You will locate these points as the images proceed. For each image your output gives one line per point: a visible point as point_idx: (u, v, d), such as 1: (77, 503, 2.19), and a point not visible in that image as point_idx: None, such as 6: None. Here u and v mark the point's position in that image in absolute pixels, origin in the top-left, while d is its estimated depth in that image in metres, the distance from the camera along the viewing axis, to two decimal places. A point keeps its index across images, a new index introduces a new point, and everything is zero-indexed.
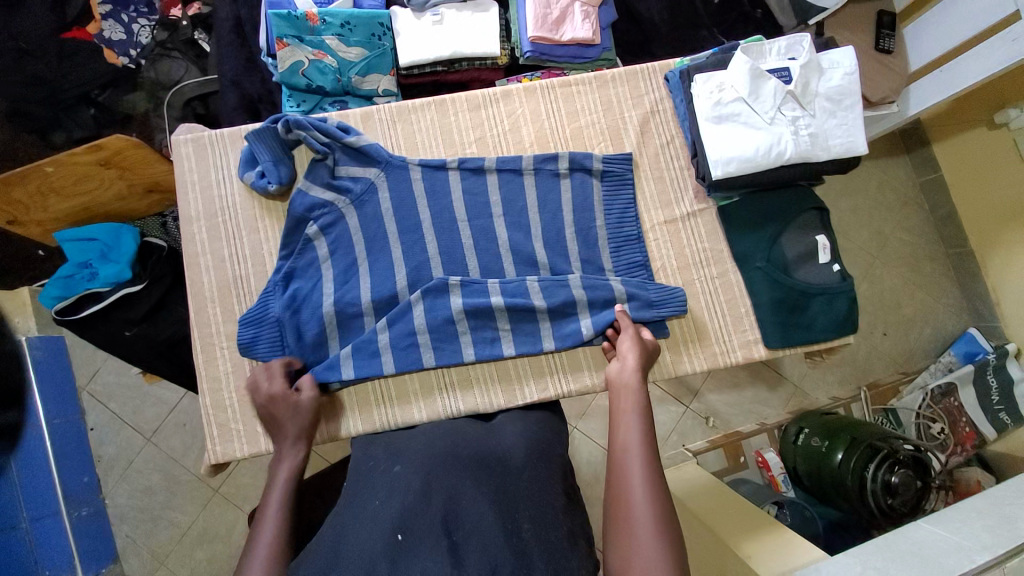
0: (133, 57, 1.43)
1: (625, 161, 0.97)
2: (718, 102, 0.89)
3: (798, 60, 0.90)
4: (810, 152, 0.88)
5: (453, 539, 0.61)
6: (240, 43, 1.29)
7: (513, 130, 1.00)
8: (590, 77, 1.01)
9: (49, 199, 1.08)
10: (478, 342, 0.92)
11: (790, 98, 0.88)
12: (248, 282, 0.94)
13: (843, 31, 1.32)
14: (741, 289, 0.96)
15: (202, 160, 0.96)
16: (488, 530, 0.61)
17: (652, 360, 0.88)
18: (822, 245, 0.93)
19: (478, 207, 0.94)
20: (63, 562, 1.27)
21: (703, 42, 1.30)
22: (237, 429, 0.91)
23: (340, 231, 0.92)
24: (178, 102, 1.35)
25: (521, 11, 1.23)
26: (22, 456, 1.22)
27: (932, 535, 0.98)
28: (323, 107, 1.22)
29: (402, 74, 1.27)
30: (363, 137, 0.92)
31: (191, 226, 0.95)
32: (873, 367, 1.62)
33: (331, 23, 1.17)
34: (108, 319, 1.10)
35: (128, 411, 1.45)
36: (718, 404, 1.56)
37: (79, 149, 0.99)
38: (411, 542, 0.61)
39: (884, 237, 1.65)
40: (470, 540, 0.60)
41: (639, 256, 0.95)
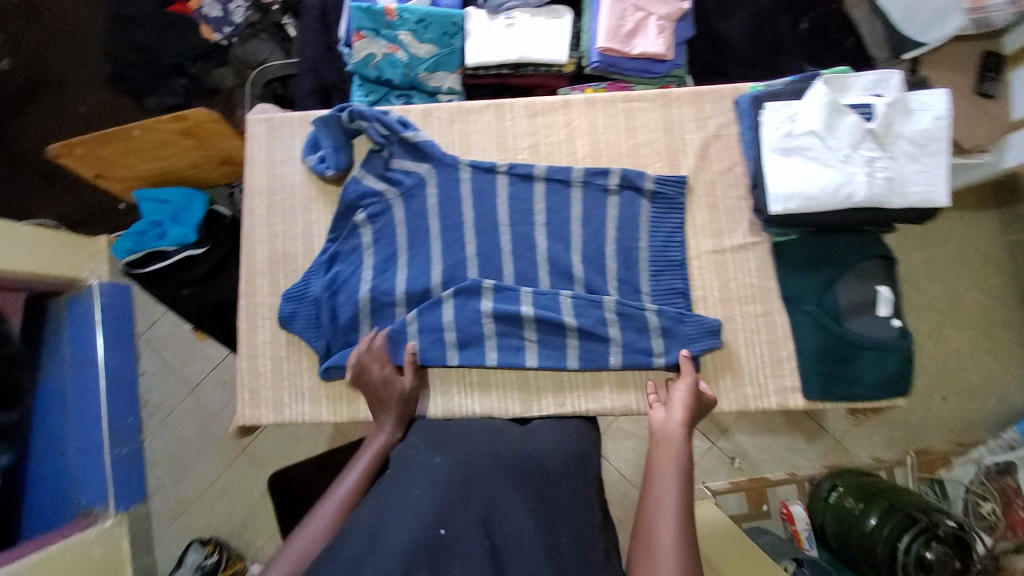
0: (226, 34, 1.53)
1: (679, 184, 0.94)
2: (788, 133, 0.85)
3: (884, 97, 0.85)
4: (885, 197, 0.81)
5: (493, 542, 0.62)
6: (322, 31, 1.35)
7: (567, 140, 0.99)
8: (655, 94, 0.99)
9: (133, 159, 1.16)
10: (503, 348, 0.92)
11: (868, 137, 0.82)
12: (294, 260, 0.98)
13: (941, 71, 1.22)
14: (786, 332, 0.90)
15: (270, 139, 1.01)
16: (528, 539, 0.62)
17: (701, 414, 0.83)
18: (883, 297, 0.86)
19: (522, 213, 0.94)
20: (98, 494, 1.38)
21: (783, 68, 1.24)
22: (266, 397, 0.96)
23: (386, 221, 0.94)
24: (261, 81, 1.43)
25: (595, 20, 1.21)
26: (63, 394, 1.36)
27: None
28: (389, 100, 1.26)
29: (469, 74, 1.29)
30: (420, 133, 0.95)
31: (252, 200, 1.00)
32: (924, 433, 1.48)
33: (407, 19, 1.20)
34: (167, 278, 1.18)
35: (177, 361, 1.55)
36: (748, 445, 1.47)
37: (164, 118, 1.05)
38: (452, 538, 0.61)
39: (957, 295, 1.52)
40: (510, 546, 0.62)
41: (678, 282, 0.92)
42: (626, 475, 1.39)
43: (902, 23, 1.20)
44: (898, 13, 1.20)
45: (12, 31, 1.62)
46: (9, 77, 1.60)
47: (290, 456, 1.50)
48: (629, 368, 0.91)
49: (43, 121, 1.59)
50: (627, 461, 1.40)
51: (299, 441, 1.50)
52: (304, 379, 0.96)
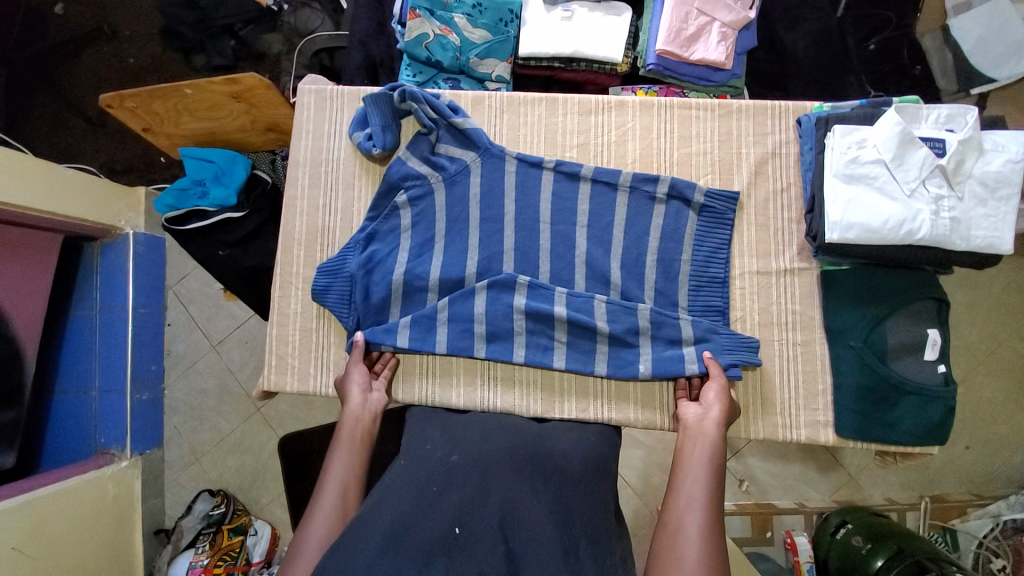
0: (278, 0, 1.51)
1: (730, 199, 0.91)
2: (854, 160, 0.81)
3: (955, 134, 0.80)
4: (947, 238, 0.78)
5: (508, 546, 0.60)
6: (376, 6, 1.34)
7: (618, 142, 0.96)
8: (715, 104, 0.95)
9: (182, 117, 1.17)
10: (531, 346, 0.90)
11: (937, 173, 0.79)
12: (333, 234, 0.98)
13: (1014, 108, 1.16)
14: (825, 365, 0.88)
15: (320, 112, 1.01)
16: (545, 542, 0.60)
17: (733, 417, 0.83)
18: (931, 341, 0.83)
19: (565, 212, 0.92)
20: (117, 435, 1.41)
21: (848, 88, 1.19)
22: (292, 365, 0.97)
23: (426, 205, 0.93)
24: (308, 51, 1.44)
25: (656, 20, 1.18)
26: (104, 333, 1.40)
27: None
28: (436, 82, 1.24)
29: (519, 64, 1.27)
30: (470, 120, 0.93)
31: (296, 170, 1.00)
32: (943, 480, 1.44)
33: (464, 3, 1.19)
34: (206, 237, 1.19)
35: (203, 317, 1.58)
36: (757, 469, 1.43)
37: (218, 80, 1.05)
38: (467, 539, 0.60)
39: (997, 342, 1.46)
40: (526, 549, 0.60)
41: (717, 300, 0.90)
42: (632, 485, 1.37)
43: (972, 56, 1.16)
44: (970, 45, 1.16)
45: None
46: (65, 23, 1.62)
47: (303, 422, 1.52)
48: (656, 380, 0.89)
49: (94, 69, 1.61)
50: (635, 471, 1.38)
51: (312, 409, 1.51)
52: (331, 353, 0.97)
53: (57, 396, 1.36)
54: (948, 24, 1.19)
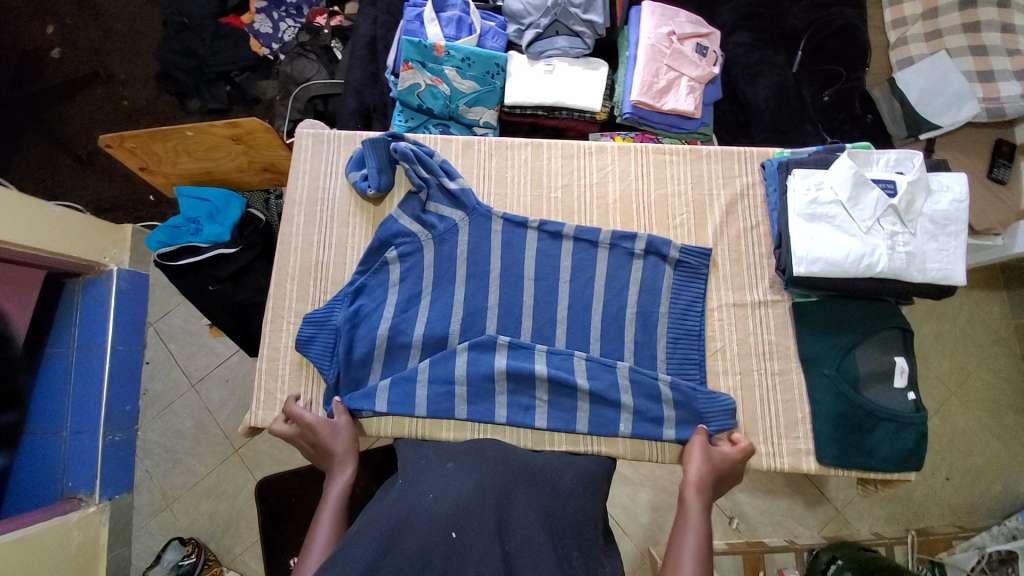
0: (273, 50, 1.66)
1: (703, 255, 0.96)
2: (814, 200, 0.88)
3: (905, 176, 0.88)
4: (904, 270, 0.84)
5: (505, 548, 0.61)
6: (370, 58, 1.43)
7: (599, 183, 1.03)
8: (686, 149, 1.03)
9: (181, 157, 1.21)
10: (512, 404, 0.93)
11: (890, 212, 0.86)
12: (326, 269, 1.01)
13: (956, 153, 1.28)
14: (801, 393, 0.92)
15: (316, 155, 1.06)
16: (539, 547, 0.62)
17: (729, 471, 0.87)
18: (899, 368, 0.88)
19: (548, 270, 0.97)
20: (86, 479, 1.36)
21: (806, 136, 1.29)
22: (281, 401, 0.96)
23: (415, 261, 0.98)
24: (303, 97, 1.51)
25: (630, 74, 1.28)
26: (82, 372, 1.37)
27: None
28: (428, 127, 1.33)
29: (505, 111, 1.36)
30: (461, 184, 0.99)
31: (292, 208, 1.04)
32: (926, 512, 1.46)
33: (453, 56, 1.27)
34: (198, 272, 1.19)
35: (183, 355, 1.56)
36: (746, 505, 1.44)
37: (219, 123, 1.09)
38: (464, 541, 0.61)
39: (965, 373, 1.52)
40: (522, 552, 0.61)
41: (694, 353, 0.93)
42: (621, 523, 1.37)
43: (918, 105, 1.27)
44: (914, 96, 1.28)
45: (70, 24, 1.71)
46: (60, 67, 1.67)
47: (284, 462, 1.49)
48: (640, 437, 0.91)
49: (87, 112, 1.66)
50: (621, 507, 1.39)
51: (294, 448, 1.49)
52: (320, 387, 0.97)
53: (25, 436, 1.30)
54: (894, 77, 1.31)
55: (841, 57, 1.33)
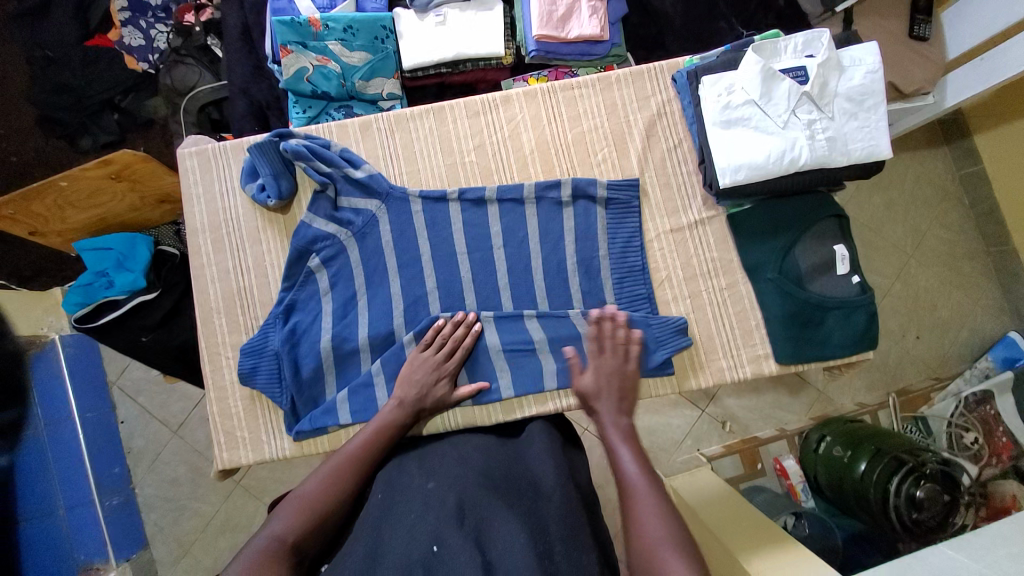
0: (152, 62, 1.49)
1: (632, 187, 0.93)
2: (727, 106, 0.84)
3: (815, 58, 0.83)
4: (828, 156, 0.82)
5: (486, 558, 0.59)
6: (248, 49, 1.29)
7: (512, 137, 0.96)
8: (594, 78, 0.96)
9: (66, 211, 1.11)
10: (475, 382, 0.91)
11: (805, 99, 0.82)
12: (251, 294, 0.95)
13: (876, 17, 1.23)
14: (752, 301, 0.92)
15: (207, 172, 0.97)
16: (518, 547, 0.59)
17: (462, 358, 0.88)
18: (840, 256, 0.88)
19: (479, 239, 0.93)
20: (97, 548, 1.35)
21: (720, 34, 1.23)
22: (242, 437, 0.93)
23: (341, 264, 0.93)
24: (194, 107, 1.38)
25: (527, 8, 1.18)
26: (57, 449, 1.32)
27: (945, 557, 0.88)
28: (329, 112, 1.23)
29: (407, 77, 1.26)
30: (367, 170, 0.92)
31: (196, 238, 0.96)
32: (904, 372, 1.52)
33: (334, 28, 1.16)
34: (124, 326, 1.11)
35: (154, 406, 1.51)
36: (735, 408, 1.48)
37: (89, 164, 1.00)
38: (445, 555, 0.58)
39: (919, 234, 1.55)
40: (504, 559, 0.59)
41: (641, 288, 0.92)
42: None
43: None
44: None
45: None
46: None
47: (288, 481, 1.49)
48: None
49: None
50: None
51: (292, 467, 1.48)
52: (279, 415, 0.94)
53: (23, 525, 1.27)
54: None
55: None
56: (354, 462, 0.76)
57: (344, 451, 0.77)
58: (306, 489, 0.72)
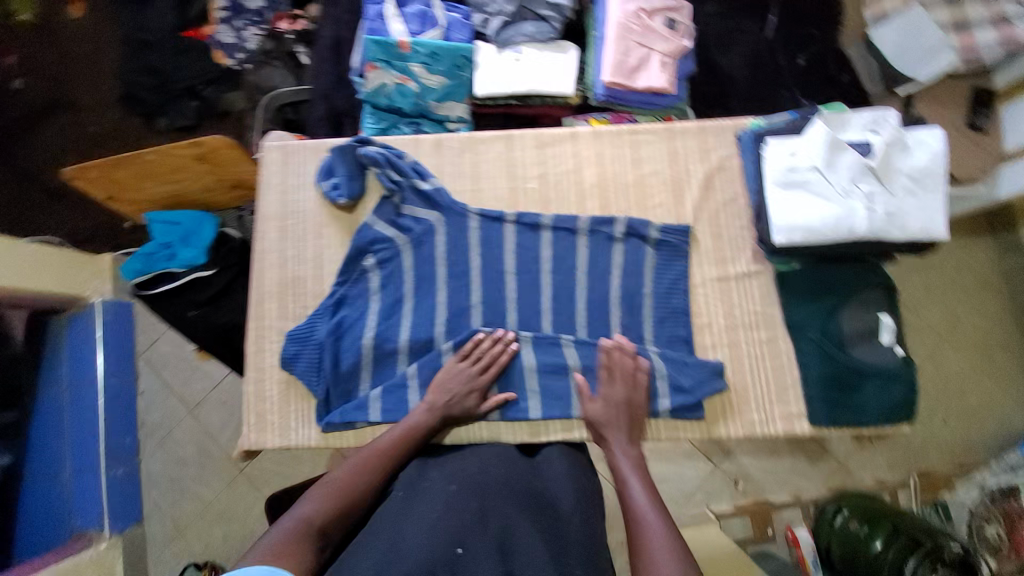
0: (238, 60, 1.59)
1: (684, 233, 0.95)
2: (790, 168, 0.87)
3: (879, 135, 0.87)
4: (885, 228, 0.84)
5: (508, 567, 0.61)
6: (335, 61, 1.39)
7: (574, 171, 1.01)
8: (660, 127, 1.01)
9: (146, 183, 1.18)
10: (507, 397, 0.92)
11: (867, 172, 0.85)
12: (304, 284, 1.00)
13: (936, 105, 1.28)
14: (790, 358, 0.92)
15: (285, 165, 1.04)
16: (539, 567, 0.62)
17: (495, 373, 0.90)
18: (885, 325, 0.89)
19: (528, 262, 0.96)
20: (93, 516, 1.36)
21: (781, 102, 1.30)
22: (272, 421, 0.96)
23: (394, 267, 0.97)
24: (273, 106, 1.48)
25: (600, 55, 1.25)
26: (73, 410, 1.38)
27: None
28: (399, 127, 1.32)
29: (476, 104, 1.34)
30: (433, 183, 0.97)
31: (263, 224, 1.02)
32: (926, 453, 1.46)
33: (419, 51, 1.23)
34: (177, 299, 1.17)
35: (178, 380, 1.55)
36: (751, 467, 1.42)
37: (181, 143, 1.07)
38: (469, 559, 0.60)
39: (956, 320, 1.53)
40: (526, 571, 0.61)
41: (680, 329, 0.93)
42: None
43: (893, 61, 1.26)
44: (891, 51, 1.25)
45: (26, 52, 1.69)
46: (21, 96, 1.67)
47: (290, 475, 1.48)
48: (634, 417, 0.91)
49: (53, 140, 1.65)
50: None
51: (299, 460, 1.48)
52: (311, 404, 0.96)
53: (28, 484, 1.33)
54: (870, 33, 1.28)
55: (813, 19, 1.38)
56: (382, 457, 0.79)
57: (375, 445, 0.81)
58: (337, 476, 0.75)
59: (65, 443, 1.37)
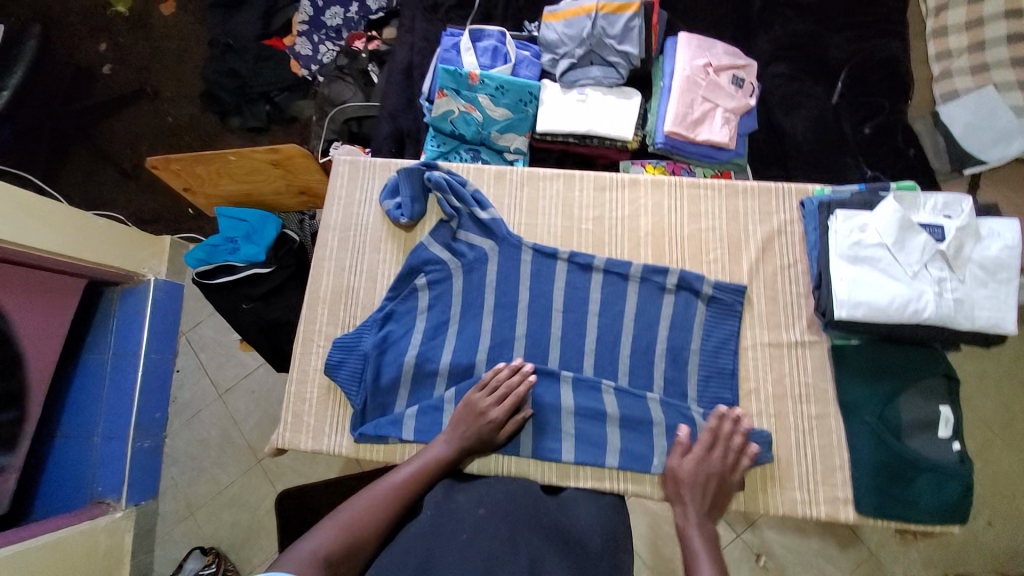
0: (312, 71, 1.68)
1: (738, 291, 0.94)
2: (857, 243, 0.85)
3: (953, 220, 0.84)
4: (952, 317, 0.81)
5: None
6: (406, 84, 1.46)
7: (631, 217, 1.01)
8: (722, 184, 1.01)
9: (223, 180, 1.25)
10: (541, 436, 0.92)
11: (938, 257, 0.82)
12: (356, 294, 1.03)
13: (1004, 194, 1.28)
14: (841, 439, 0.89)
15: (352, 180, 1.08)
16: None
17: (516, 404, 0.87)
18: (944, 417, 0.85)
19: (577, 302, 0.96)
20: (114, 484, 1.40)
21: (847, 171, 1.27)
22: (308, 424, 0.97)
23: (444, 289, 0.98)
24: (340, 118, 1.56)
25: (663, 105, 1.27)
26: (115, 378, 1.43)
27: None
28: (458, 152, 1.35)
29: (536, 138, 1.37)
30: (492, 213, 1.00)
31: (326, 233, 1.06)
32: (968, 557, 1.36)
33: (487, 84, 1.29)
34: (232, 290, 1.22)
35: (212, 364, 1.60)
36: (774, 542, 1.36)
37: (261, 148, 1.13)
38: None
39: (1014, 416, 1.43)
40: None
41: (726, 393, 0.91)
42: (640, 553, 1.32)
43: (963, 140, 1.27)
44: (959, 130, 1.27)
45: (121, 43, 1.84)
46: (109, 82, 1.80)
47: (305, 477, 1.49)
48: None
49: (134, 125, 1.78)
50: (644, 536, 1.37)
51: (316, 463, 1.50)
52: (347, 413, 0.98)
53: (58, 438, 1.38)
54: (937, 110, 1.31)
55: (883, 91, 1.31)
56: (394, 494, 0.78)
57: (388, 481, 0.80)
58: (347, 510, 0.75)
59: (100, 410, 1.41)
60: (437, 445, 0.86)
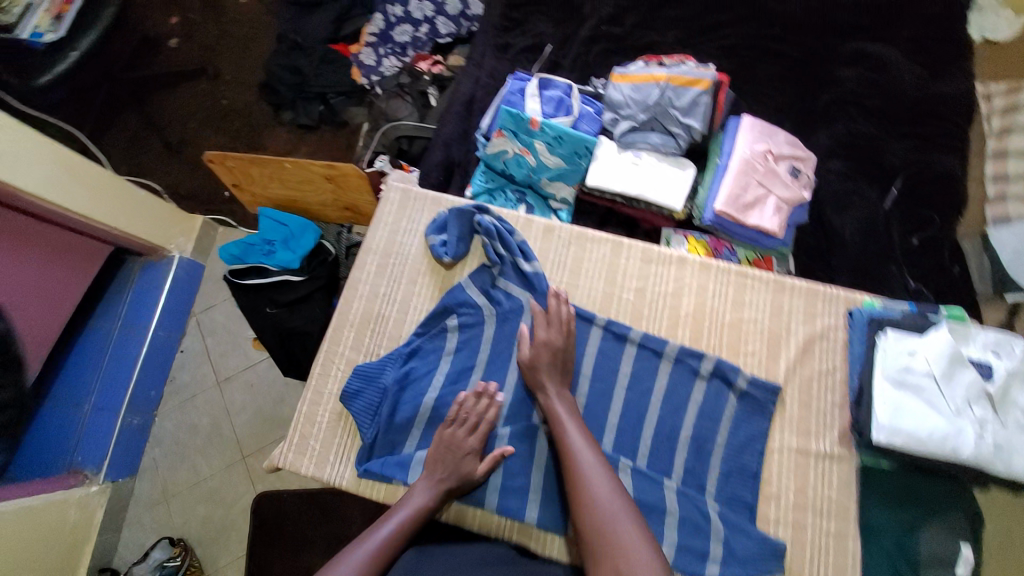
0: (371, 82, 1.68)
1: (772, 391, 0.92)
2: (906, 367, 0.83)
3: (1004, 360, 0.82)
4: (992, 460, 0.78)
5: None
6: (465, 116, 1.48)
7: (673, 295, 1.00)
8: (771, 277, 1.00)
9: (272, 183, 1.27)
10: (547, 506, 0.86)
11: (983, 396, 0.80)
12: (385, 323, 1.02)
13: None
14: (856, 563, 0.85)
15: (401, 208, 1.09)
16: None
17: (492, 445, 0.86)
18: (964, 558, 0.82)
19: (606, 371, 0.95)
20: (96, 456, 1.36)
21: (889, 277, 1.25)
22: (313, 446, 0.96)
23: (474, 334, 0.97)
24: (392, 135, 1.56)
25: (717, 183, 1.27)
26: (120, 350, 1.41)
27: None
28: (505, 192, 1.36)
29: (584, 191, 1.37)
30: (536, 267, 0.99)
31: (366, 256, 1.06)
32: None
33: (547, 132, 1.29)
34: (260, 292, 1.23)
35: (217, 352, 1.57)
36: None
37: (318, 162, 1.15)
38: None
39: None
40: None
41: (745, 494, 0.88)
42: None
43: (1011, 266, 1.21)
44: (1008, 255, 1.21)
45: (191, 19, 1.89)
46: (173, 55, 1.85)
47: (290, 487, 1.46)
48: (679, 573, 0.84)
49: (187, 100, 1.81)
50: None
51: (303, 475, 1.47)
52: (354, 442, 0.95)
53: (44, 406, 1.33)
54: (988, 232, 1.26)
55: (936, 204, 1.31)
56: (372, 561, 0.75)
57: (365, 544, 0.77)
58: None
59: (97, 378, 1.38)
60: (415, 495, 0.83)
